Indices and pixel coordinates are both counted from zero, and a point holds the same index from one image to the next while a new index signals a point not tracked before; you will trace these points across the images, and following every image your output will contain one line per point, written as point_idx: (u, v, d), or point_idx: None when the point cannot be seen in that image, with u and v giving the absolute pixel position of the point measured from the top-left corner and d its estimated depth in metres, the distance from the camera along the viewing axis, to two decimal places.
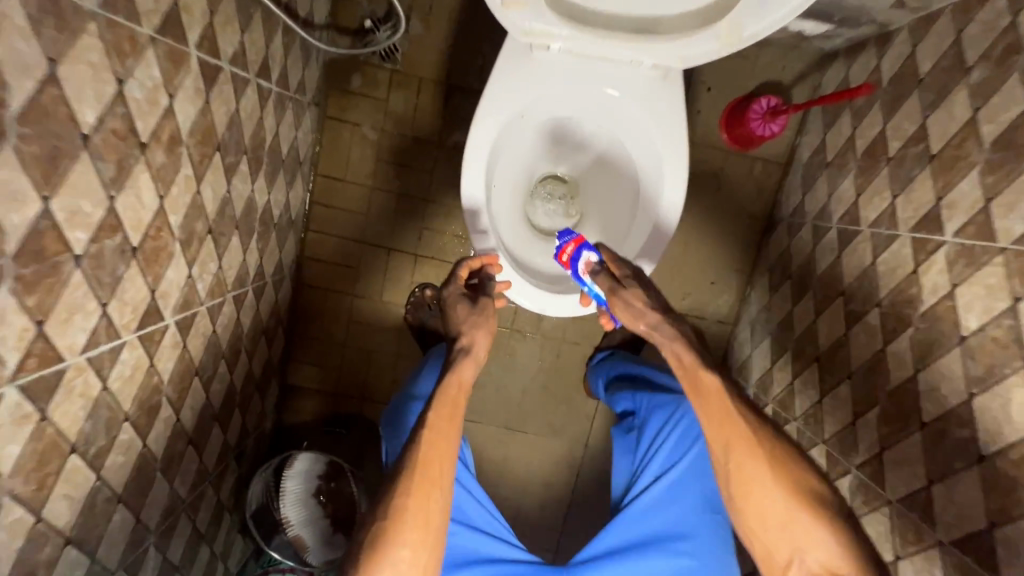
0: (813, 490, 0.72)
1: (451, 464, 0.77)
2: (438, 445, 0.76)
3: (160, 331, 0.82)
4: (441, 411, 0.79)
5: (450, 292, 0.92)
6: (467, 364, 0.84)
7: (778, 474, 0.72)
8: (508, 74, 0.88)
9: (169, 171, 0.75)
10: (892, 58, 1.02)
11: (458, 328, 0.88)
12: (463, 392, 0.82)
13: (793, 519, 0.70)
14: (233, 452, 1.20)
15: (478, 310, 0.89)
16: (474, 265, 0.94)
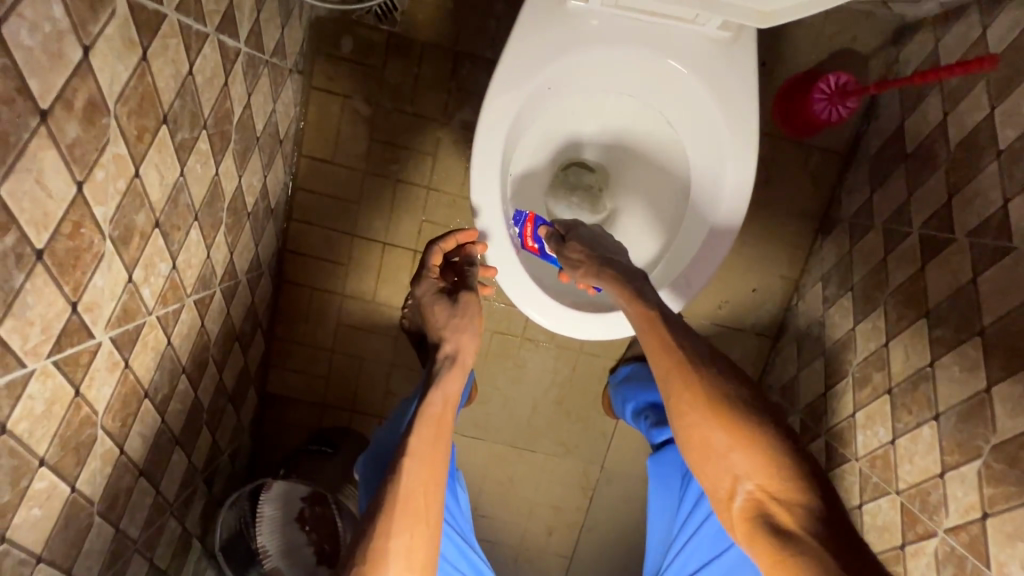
0: (775, 444, 0.65)
1: (438, 491, 0.71)
2: (425, 470, 0.70)
3: (89, 352, 0.65)
4: (424, 431, 0.73)
5: (424, 290, 0.86)
6: (451, 375, 0.79)
7: (731, 424, 0.66)
8: (533, 32, 0.69)
9: (89, 149, 0.57)
10: (1003, 24, 0.82)
11: (438, 334, 0.82)
12: (448, 410, 0.76)
13: (745, 471, 0.65)
14: (201, 476, 1.04)
15: (459, 311, 0.82)
16: (448, 248, 0.84)
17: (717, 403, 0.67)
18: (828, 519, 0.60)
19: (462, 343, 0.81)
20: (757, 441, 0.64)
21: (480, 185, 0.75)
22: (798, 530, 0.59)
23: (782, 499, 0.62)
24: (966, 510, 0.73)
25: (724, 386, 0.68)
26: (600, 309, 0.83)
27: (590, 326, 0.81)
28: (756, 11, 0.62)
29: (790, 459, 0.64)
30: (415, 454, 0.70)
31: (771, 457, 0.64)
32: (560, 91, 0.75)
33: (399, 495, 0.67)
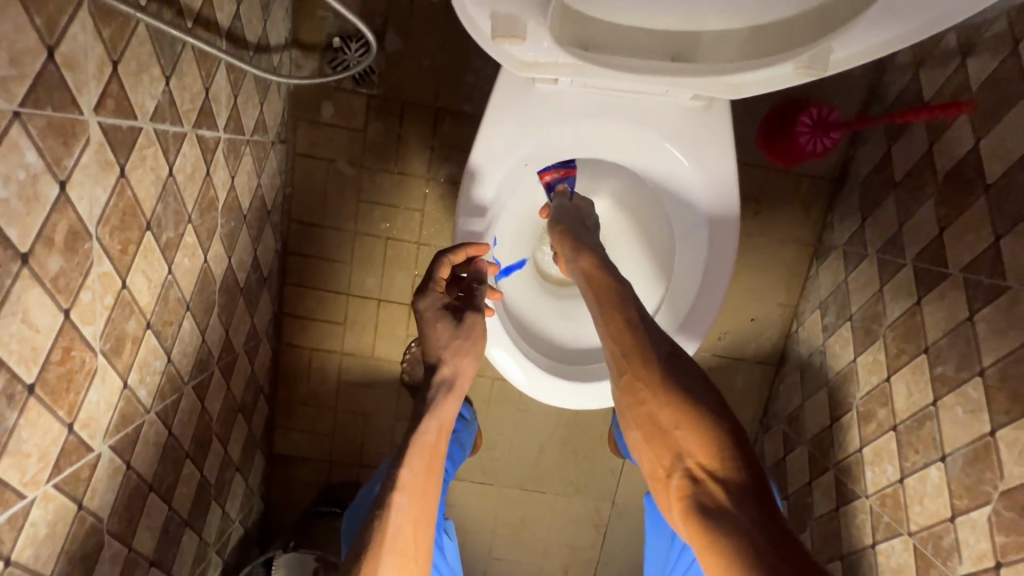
0: (719, 427, 0.64)
1: (425, 524, 0.70)
2: (415, 505, 0.69)
3: (89, 465, 0.66)
4: (416, 462, 0.71)
5: (428, 305, 0.77)
6: (448, 403, 0.75)
7: (677, 405, 0.65)
8: (506, 116, 0.70)
9: (72, 276, 0.58)
10: (983, 55, 0.81)
11: (438, 354, 0.75)
12: (442, 439, 0.74)
13: (686, 453, 0.64)
14: (213, 549, 1.05)
15: (463, 332, 0.75)
16: (458, 260, 0.75)
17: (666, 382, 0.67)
18: (763, 505, 0.59)
19: (462, 368, 0.75)
20: (701, 423, 0.64)
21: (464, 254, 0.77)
22: (728, 511, 0.58)
23: (719, 479, 0.61)
24: (979, 557, 0.72)
25: (675, 368, 0.68)
26: (584, 375, 0.82)
27: (568, 392, 0.82)
28: (727, 84, 0.61)
29: (731, 443, 0.63)
30: (406, 489, 0.69)
31: (712, 441, 0.63)
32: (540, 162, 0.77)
33: (388, 534, 0.65)
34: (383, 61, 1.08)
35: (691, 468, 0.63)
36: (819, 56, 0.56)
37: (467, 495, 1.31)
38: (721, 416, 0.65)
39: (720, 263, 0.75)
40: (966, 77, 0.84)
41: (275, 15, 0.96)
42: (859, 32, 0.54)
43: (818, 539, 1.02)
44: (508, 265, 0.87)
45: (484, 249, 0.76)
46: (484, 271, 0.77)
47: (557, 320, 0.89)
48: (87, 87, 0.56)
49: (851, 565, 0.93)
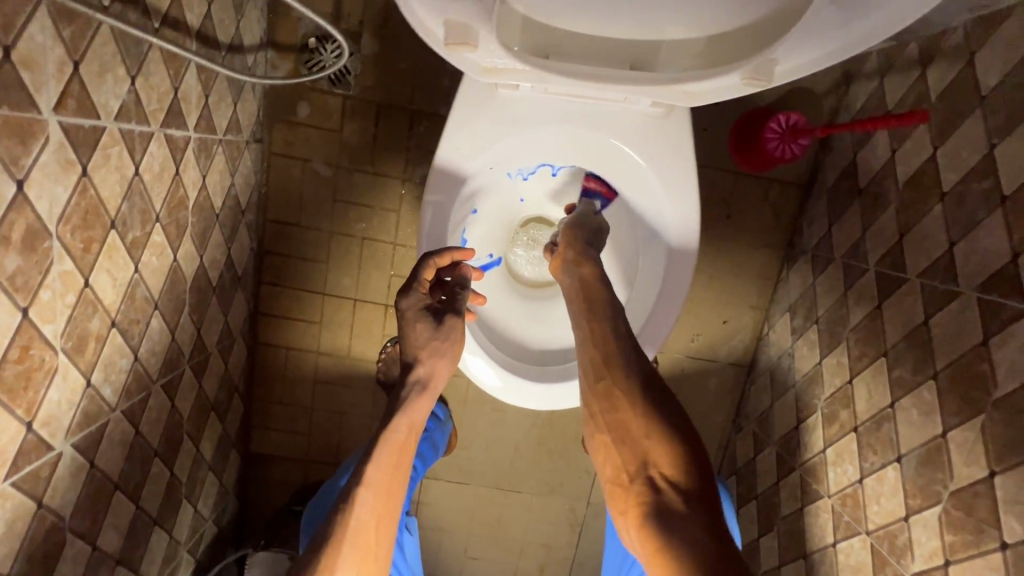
0: (686, 444, 0.67)
1: (389, 520, 0.72)
2: (378, 502, 0.71)
3: (50, 463, 0.66)
4: (383, 460, 0.72)
5: (410, 305, 0.76)
6: (420, 403, 0.76)
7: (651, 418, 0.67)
8: (470, 119, 0.70)
9: (31, 274, 0.58)
10: (942, 66, 0.83)
11: (415, 354, 0.76)
12: (412, 437, 0.75)
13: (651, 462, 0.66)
14: (184, 547, 1.05)
15: (442, 335, 0.76)
16: (443, 263, 0.75)
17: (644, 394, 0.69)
18: (716, 522, 0.61)
19: (438, 369, 0.76)
20: (671, 438, 0.66)
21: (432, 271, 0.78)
22: (685, 522, 0.61)
23: (680, 490, 0.64)
24: (930, 555, 0.74)
25: (654, 383, 0.71)
26: (549, 376, 0.83)
27: (532, 392, 0.83)
28: (682, 92, 0.62)
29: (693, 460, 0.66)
30: (371, 485, 0.70)
31: (677, 456, 0.66)
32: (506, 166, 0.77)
33: (349, 528, 0.67)
34: (359, 63, 1.08)
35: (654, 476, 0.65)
36: (766, 65, 0.58)
37: (442, 495, 1.32)
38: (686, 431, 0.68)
39: (679, 270, 0.76)
40: (927, 88, 0.86)
41: (249, 15, 0.96)
42: (799, 44, 0.56)
43: (783, 538, 1.03)
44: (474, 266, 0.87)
45: (469, 254, 0.76)
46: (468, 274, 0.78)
47: (526, 322, 0.89)
48: (47, 86, 0.56)
49: (813, 564, 0.95)
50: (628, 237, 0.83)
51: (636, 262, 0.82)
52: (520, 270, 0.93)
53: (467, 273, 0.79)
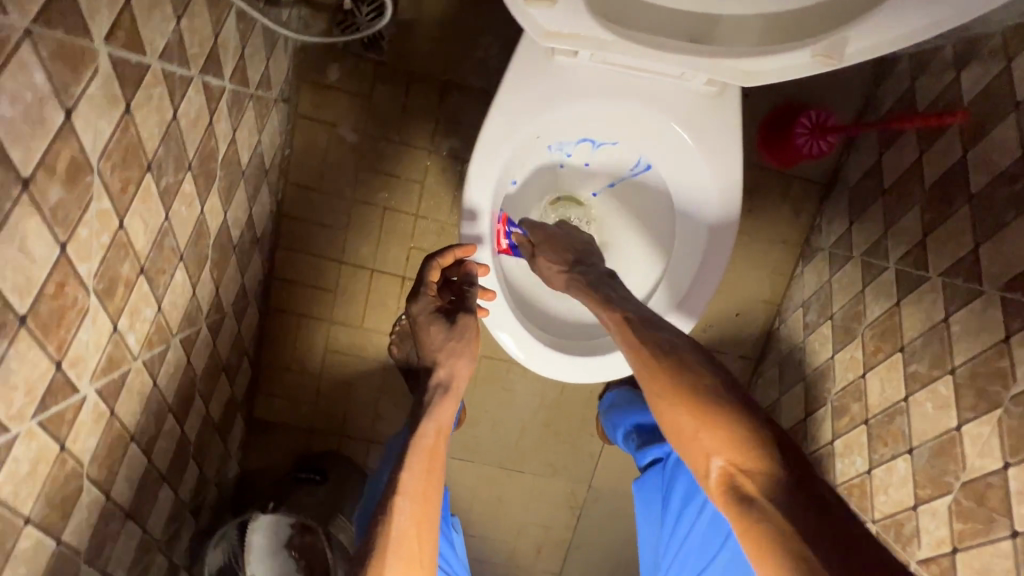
0: (749, 418, 0.61)
1: (431, 528, 0.71)
2: (417, 509, 0.70)
3: (74, 406, 0.64)
4: (416, 466, 0.72)
5: (420, 309, 0.78)
6: (445, 404, 0.77)
7: (701, 403, 0.63)
8: (523, 85, 0.70)
9: (71, 208, 0.56)
10: (977, 71, 0.85)
11: (433, 356, 0.78)
12: (441, 439, 0.75)
13: (719, 450, 0.60)
14: (188, 508, 1.04)
15: (456, 334, 0.77)
16: (446, 263, 0.77)
17: (686, 380, 0.65)
18: (810, 499, 0.54)
19: (457, 369, 0.78)
20: (730, 417, 0.61)
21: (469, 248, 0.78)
22: (767, 504, 0.54)
23: (757, 475, 0.57)
24: (938, 543, 0.77)
25: (699, 365, 0.67)
26: (583, 350, 0.84)
27: (560, 364, 0.82)
28: (741, 72, 0.63)
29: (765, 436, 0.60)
30: (407, 492, 0.70)
31: (744, 433, 0.59)
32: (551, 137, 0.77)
33: (392, 538, 0.67)
34: (393, 28, 1.07)
35: (723, 466, 0.59)
36: (835, 44, 0.57)
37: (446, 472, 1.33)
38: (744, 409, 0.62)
39: (719, 246, 0.77)
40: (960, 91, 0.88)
41: None
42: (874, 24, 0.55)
43: None
44: (508, 236, 0.86)
45: (471, 249, 0.76)
46: (473, 272, 0.78)
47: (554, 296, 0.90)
48: (99, 14, 0.54)
49: None
50: (665, 212, 0.83)
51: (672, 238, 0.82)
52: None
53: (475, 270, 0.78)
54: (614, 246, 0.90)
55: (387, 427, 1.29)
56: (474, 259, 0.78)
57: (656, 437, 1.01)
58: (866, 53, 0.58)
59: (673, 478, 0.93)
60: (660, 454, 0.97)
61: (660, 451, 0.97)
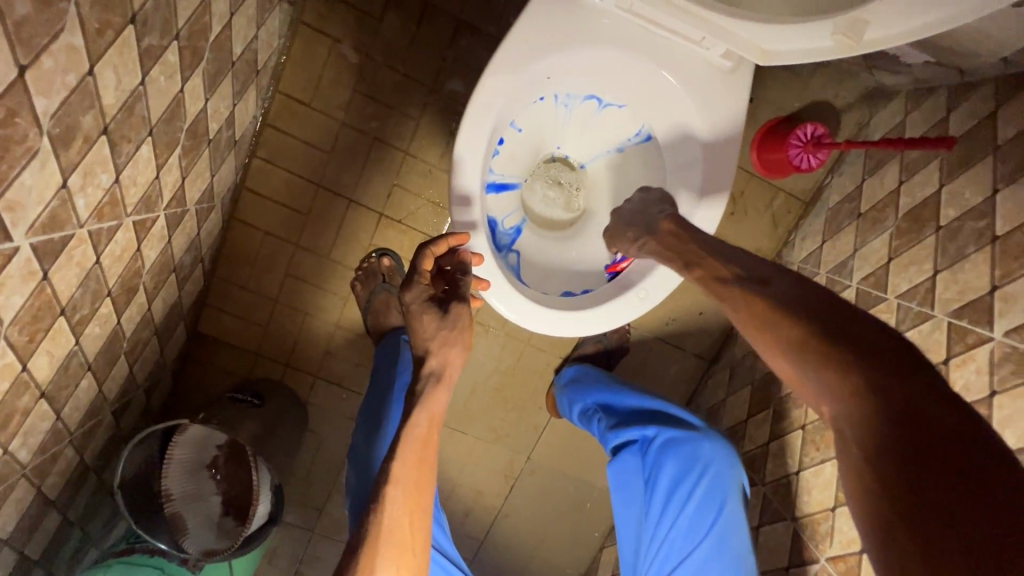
0: (854, 354, 0.51)
1: (424, 516, 0.69)
2: (410, 499, 0.67)
3: (5, 255, 0.58)
4: (408, 456, 0.68)
5: (413, 297, 0.74)
6: (438, 394, 0.72)
7: (793, 355, 0.56)
8: (544, 21, 0.69)
9: (37, 30, 0.51)
10: (965, 113, 0.89)
11: (424, 345, 0.73)
12: (434, 428, 0.71)
13: (824, 404, 0.53)
14: (110, 406, 0.98)
15: (449, 323, 0.73)
16: (441, 251, 0.76)
17: (773, 333, 0.58)
18: (930, 448, 0.43)
19: (450, 358, 0.74)
20: (827, 360, 0.52)
21: (458, 190, 0.75)
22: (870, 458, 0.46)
23: (856, 418, 0.49)
24: (848, 543, 0.81)
25: (790, 305, 0.58)
26: (578, 305, 0.83)
27: (553, 321, 0.81)
28: (758, 49, 0.64)
29: (878, 373, 0.49)
30: (399, 482, 0.67)
31: (843, 378, 0.51)
32: (560, 84, 0.76)
33: (384, 527, 0.64)
34: None
35: (833, 421, 0.52)
36: (857, 26, 0.57)
37: None
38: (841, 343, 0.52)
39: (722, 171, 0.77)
40: (947, 130, 0.92)
41: None
42: (896, 9, 0.55)
43: None
44: (499, 180, 0.83)
45: (466, 236, 0.75)
46: (468, 263, 0.76)
47: (542, 249, 0.90)
48: None
49: None
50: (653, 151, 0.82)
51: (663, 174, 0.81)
52: (552, 208, 0.92)
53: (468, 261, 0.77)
54: (606, 206, 0.91)
55: (337, 365, 1.25)
56: (468, 248, 0.77)
57: (630, 419, 0.99)
58: (886, 42, 0.58)
59: (657, 467, 0.93)
60: (637, 438, 0.96)
61: (638, 434, 0.95)
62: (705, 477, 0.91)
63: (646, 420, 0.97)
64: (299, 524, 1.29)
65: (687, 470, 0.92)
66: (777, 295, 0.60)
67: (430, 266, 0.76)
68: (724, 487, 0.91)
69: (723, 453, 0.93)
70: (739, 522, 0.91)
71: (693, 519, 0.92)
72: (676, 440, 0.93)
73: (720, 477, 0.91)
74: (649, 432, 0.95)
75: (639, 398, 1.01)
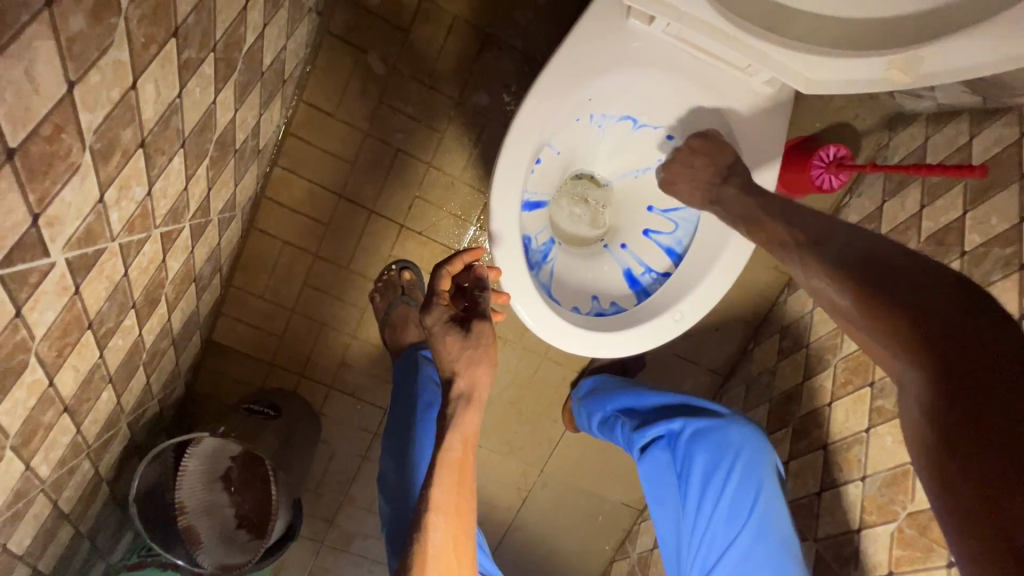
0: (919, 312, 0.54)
1: (469, 537, 0.70)
2: (452, 523, 0.68)
3: (41, 270, 0.57)
4: (445, 481, 0.68)
5: (434, 319, 0.75)
6: (468, 415, 0.71)
7: (854, 310, 0.60)
8: (589, 45, 0.69)
9: (88, 46, 0.50)
10: (989, 140, 0.90)
11: (450, 367, 0.72)
12: (469, 449, 0.70)
13: (884, 356, 0.57)
14: (126, 418, 0.96)
15: (472, 341, 0.72)
16: (456, 267, 0.88)
17: (834, 291, 0.63)
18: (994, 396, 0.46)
19: (477, 377, 0.72)
20: (888, 315, 0.56)
21: (496, 215, 0.74)
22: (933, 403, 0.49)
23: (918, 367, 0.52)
24: (874, 565, 0.82)
25: (848, 264, 0.62)
26: (609, 324, 0.83)
27: (584, 341, 0.80)
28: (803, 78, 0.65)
29: (940, 318, 0.52)
30: (440, 507, 0.67)
31: (904, 330, 0.54)
32: (600, 107, 0.76)
33: (429, 554, 0.65)
34: None
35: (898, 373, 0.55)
36: (909, 62, 0.58)
37: None
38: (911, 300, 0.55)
39: (773, 137, 0.79)
40: (970, 156, 0.93)
41: None
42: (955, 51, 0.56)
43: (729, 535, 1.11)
44: (532, 199, 0.83)
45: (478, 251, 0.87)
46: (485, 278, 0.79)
47: (572, 268, 0.89)
48: None
49: None
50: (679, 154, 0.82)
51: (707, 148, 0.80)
52: (578, 224, 0.92)
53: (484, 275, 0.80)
54: (635, 226, 0.91)
55: (352, 375, 1.24)
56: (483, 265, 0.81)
57: (654, 418, 0.99)
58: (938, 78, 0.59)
59: (688, 459, 0.93)
60: (664, 433, 0.96)
61: (665, 430, 0.96)
62: (737, 462, 0.91)
63: (674, 413, 0.97)
64: (310, 536, 1.28)
65: (718, 459, 0.91)
66: (836, 259, 0.64)
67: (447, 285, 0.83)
68: (757, 470, 0.91)
69: (751, 436, 0.93)
70: (778, 509, 0.90)
71: (733, 507, 0.91)
72: (703, 430, 0.92)
73: (752, 463, 0.91)
74: (676, 425, 0.95)
75: (660, 398, 1.01)
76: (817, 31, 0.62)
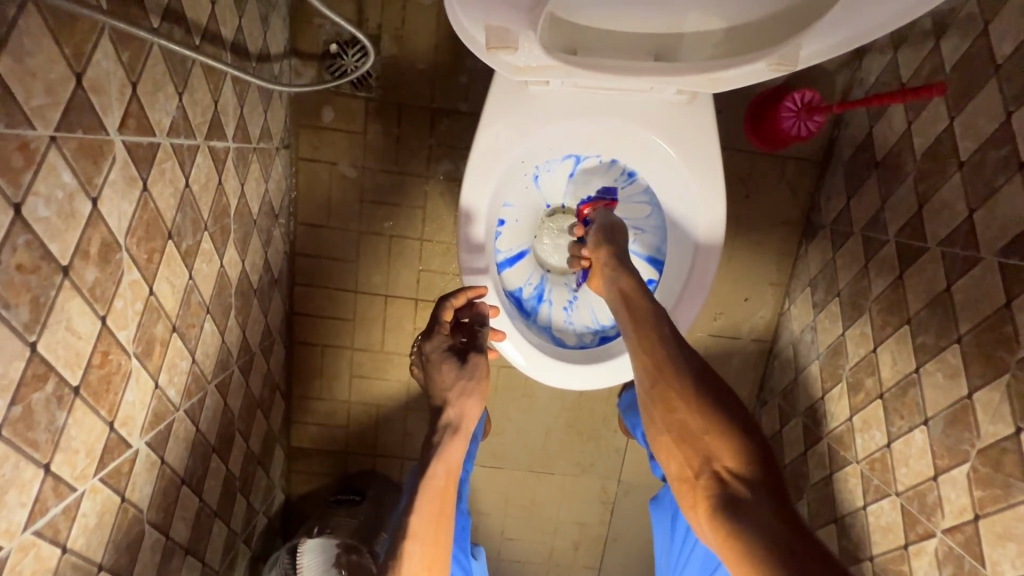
0: (739, 433, 0.67)
1: (441, 567, 0.77)
2: (427, 552, 0.75)
3: (129, 460, 0.71)
4: (426, 509, 0.76)
5: (433, 347, 0.83)
6: (453, 444, 0.79)
7: (701, 408, 0.69)
8: (504, 116, 0.78)
9: (106, 286, 0.62)
10: (956, 39, 0.85)
11: (444, 395, 0.81)
12: (451, 481, 0.79)
13: (707, 447, 0.67)
14: (241, 537, 1.10)
15: (467, 373, 0.81)
16: (460, 303, 0.84)
17: (685, 390, 0.71)
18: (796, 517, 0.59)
19: (466, 409, 0.81)
20: (725, 425, 0.68)
21: (467, 248, 0.83)
22: (759, 510, 0.59)
23: (741, 476, 0.64)
24: (960, 511, 0.78)
25: (698, 374, 0.73)
26: (594, 358, 0.88)
27: (569, 376, 0.88)
28: (709, 80, 0.68)
29: (752, 451, 0.66)
30: (417, 536, 0.75)
31: (733, 439, 0.67)
32: (537, 160, 0.83)
33: None
34: (379, 66, 1.12)
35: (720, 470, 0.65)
36: (790, 52, 0.63)
37: (480, 480, 1.38)
38: (742, 423, 0.69)
39: (710, 148, 0.80)
40: (942, 59, 0.88)
41: (273, 26, 0.99)
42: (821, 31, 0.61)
43: (814, 504, 1.07)
44: (509, 255, 0.91)
45: (481, 290, 0.83)
46: (486, 315, 0.84)
47: (566, 310, 0.94)
48: (112, 109, 0.60)
49: (845, 528, 0.99)
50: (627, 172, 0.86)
51: (652, 168, 0.83)
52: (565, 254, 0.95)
53: (485, 311, 0.84)
54: None
55: (417, 443, 1.34)
56: (485, 300, 0.85)
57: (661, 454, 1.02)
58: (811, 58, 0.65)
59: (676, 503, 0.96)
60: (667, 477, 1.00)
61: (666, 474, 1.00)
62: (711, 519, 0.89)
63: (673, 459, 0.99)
64: None
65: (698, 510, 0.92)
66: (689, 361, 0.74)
67: (449, 317, 0.85)
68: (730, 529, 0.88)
69: None
70: None
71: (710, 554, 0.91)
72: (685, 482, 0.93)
73: None
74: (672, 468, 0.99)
75: None
76: (699, 47, 0.66)
